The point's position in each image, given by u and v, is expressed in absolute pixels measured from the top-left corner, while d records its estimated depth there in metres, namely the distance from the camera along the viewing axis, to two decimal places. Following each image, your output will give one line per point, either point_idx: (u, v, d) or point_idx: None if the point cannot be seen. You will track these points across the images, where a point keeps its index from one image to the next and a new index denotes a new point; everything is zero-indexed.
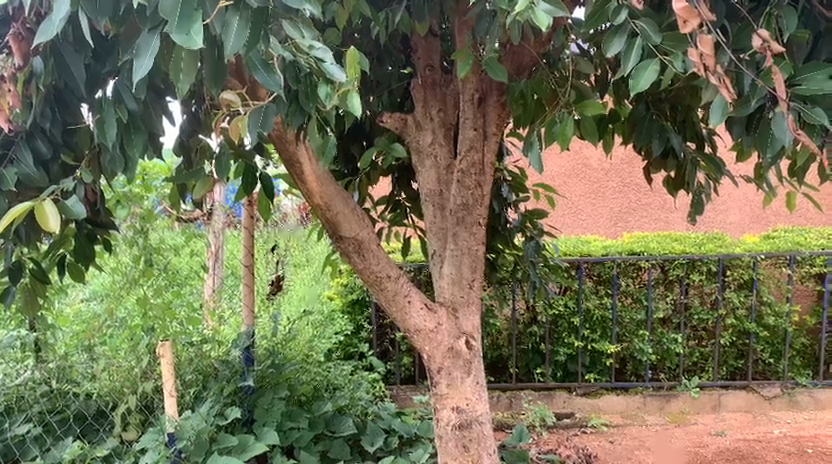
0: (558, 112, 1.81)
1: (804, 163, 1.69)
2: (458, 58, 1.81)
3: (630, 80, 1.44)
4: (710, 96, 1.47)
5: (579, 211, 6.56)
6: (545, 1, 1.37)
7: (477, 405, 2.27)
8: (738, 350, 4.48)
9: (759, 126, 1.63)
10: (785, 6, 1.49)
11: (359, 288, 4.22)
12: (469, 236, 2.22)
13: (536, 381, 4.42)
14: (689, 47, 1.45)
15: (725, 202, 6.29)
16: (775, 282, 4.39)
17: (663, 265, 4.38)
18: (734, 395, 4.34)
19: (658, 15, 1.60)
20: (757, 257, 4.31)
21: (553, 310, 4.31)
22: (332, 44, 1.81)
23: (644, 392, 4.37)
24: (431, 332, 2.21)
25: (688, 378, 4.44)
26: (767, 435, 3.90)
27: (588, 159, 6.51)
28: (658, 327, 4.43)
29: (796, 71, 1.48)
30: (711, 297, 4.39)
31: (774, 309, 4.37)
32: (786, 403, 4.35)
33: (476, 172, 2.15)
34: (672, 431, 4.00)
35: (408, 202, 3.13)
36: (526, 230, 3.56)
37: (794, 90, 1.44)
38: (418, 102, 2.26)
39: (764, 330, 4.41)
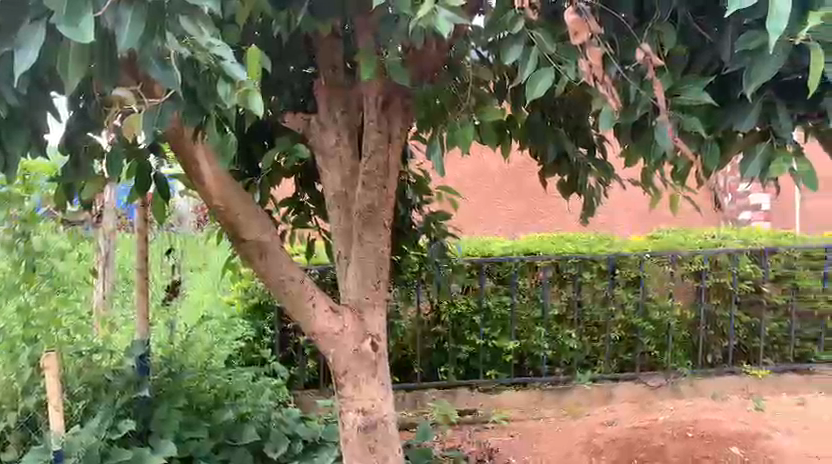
0: (460, 116, 1.86)
1: (682, 169, 1.82)
2: (361, 60, 1.83)
3: (528, 86, 1.51)
4: (598, 105, 1.55)
5: (480, 213, 6.75)
6: (446, 8, 1.42)
7: (383, 405, 2.29)
8: (628, 343, 4.73)
9: (644, 134, 1.74)
10: (664, 22, 1.61)
11: (261, 293, 4.13)
12: (375, 238, 2.22)
13: (440, 380, 4.48)
14: (579, 58, 1.54)
15: (613, 205, 6.67)
16: (659, 279, 4.67)
17: (557, 264, 4.56)
18: (625, 386, 4.57)
19: (553, 25, 1.67)
20: (642, 256, 4.60)
21: (455, 309, 4.43)
22: (230, 42, 1.75)
23: (541, 386, 4.53)
24: (335, 334, 2.21)
25: (582, 372, 4.65)
26: (655, 422, 4.12)
27: (488, 163, 6.71)
28: (554, 324, 4.61)
29: (676, 83, 1.58)
30: (602, 293, 4.63)
31: (657, 304, 4.67)
32: (670, 393, 4.59)
33: (381, 174, 2.16)
34: (569, 423, 4.18)
35: (313, 204, 3.10)
36: (431, 232, 3.64)
37: (675, 101, 1.54)
38: (322, 102, 2.24)
39: (650, 324, 4.69)
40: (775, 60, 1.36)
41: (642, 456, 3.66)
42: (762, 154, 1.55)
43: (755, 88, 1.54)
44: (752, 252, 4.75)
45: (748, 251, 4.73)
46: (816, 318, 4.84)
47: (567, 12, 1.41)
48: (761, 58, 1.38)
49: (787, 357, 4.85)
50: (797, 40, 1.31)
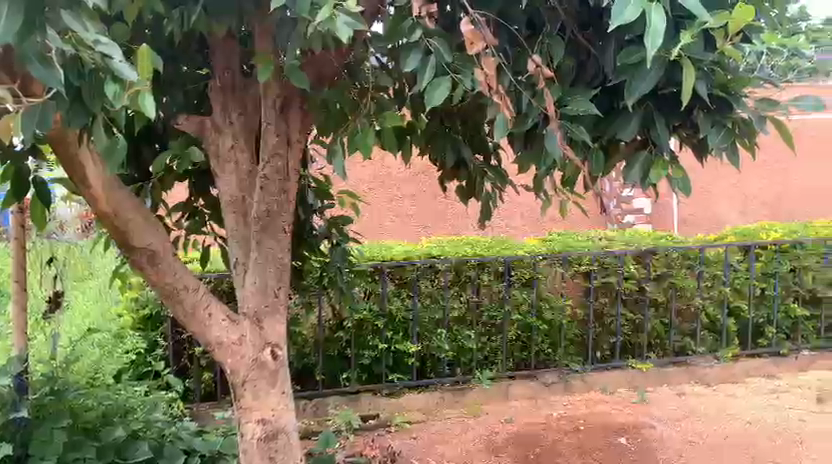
0: (359, 122, 1.87)
1: (571, 176, 1.91)
2: (259, 63, 1.80)
3: (426, 94, 1.53)
4: (493, 113, 1.60)
5: (381, 217, 6.78)
6: (345, 14, 1.44)
7: (284, 415, 2.25)
8: (523, 342, 4.90)
9: (536, 142, 1.81)
10: (554, 36, 1.69)
11: (152, 303, 3.92)
12: (274, 244, 2.18)
13: (343, 386, 4.48)
14: (475, 68, 1.58)
15: (509, 208, 6.90)
16: (552, 279, 4.89)
17: (457, 267, 4.67)
18: (521, 384, 4.73)
19: (451, 34, 1.72)
20: (536, 258, 4.80)
21: (358, 314, 4.39)
22: (118, 40, 1.66)
23: (443, 387, 4.60)
24: (233, 344, 2.15)
25: (481, 372, 4.76)
26: (549, 417, 4.30)
27: (388, 167, 6.77)
28: (454, 326, 4.69)
29: (565, 94, 1.67)
30: (499, 295, 4.77)
31: (550, 303, 4.87)
32: (562, 388, 4.80)
33: (281, 178, 2.13)
34: (469, 421, 4.30)
35: (207, 209, 3.00)
36: (332, 236, 3.62)
37: (564, 110, 1.61)
38: (217, 105, 2.18)
39: (544, 323, 4.87)
40: (653, 74, 1.46)
41: (538, 451, 3.80)
42: (642, 161, 1.68)
43: (636, 100, 1.65)
44: (636, 253, 5.04)
45: (633, 253, 5.01)
46: (692, 313, 5.20)
47: (463, 23, 1.46)
48: (640, 72, 1.48)
49: (667, 351, 5.18)
50: (672, 56, 1.42)
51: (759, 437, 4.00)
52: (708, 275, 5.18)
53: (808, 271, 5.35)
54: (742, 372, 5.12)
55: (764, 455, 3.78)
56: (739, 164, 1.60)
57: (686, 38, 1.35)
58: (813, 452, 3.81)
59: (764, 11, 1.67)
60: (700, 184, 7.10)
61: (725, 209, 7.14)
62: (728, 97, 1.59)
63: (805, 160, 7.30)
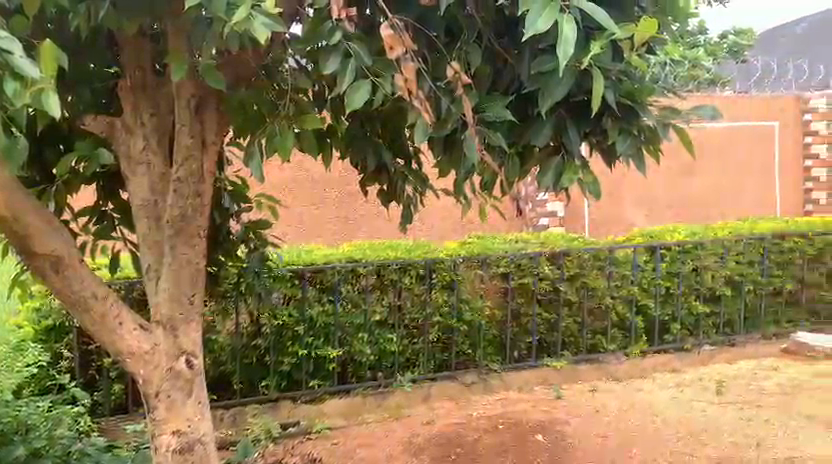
0: (278, 124, 1.84)
1: (489, 180, 1.94)
2: (172, 62, 1.75)
3: (347, 97, 1.54)
4: (413, 118, 1.62)
5: (301, 221, 6.69)
6: (263, 14, 1.42)
7: (200, 425, 2.18)
8: (443, 344, 4.95)
9: (455, 147, 1.84)
10: (471, 44, 1.74)
11: (56, 313, 3.74)
12: (189, 249, 2.12)
13: (261, 394, 4.39)
14: (394, 72, 1.60)
15: (429, 211, 6.97)
16: (470, 282, 4.98)
17: (378, 270, 4.67)
18: (442, 386, 4.79)
19: (370, 39, 1.72)
20: (456, 260, 4.87)
21: (277, 320, 4.32)
22: (18, 34, 1.56)
23: (364, 392, 4.58)
24: (146, 354, 2.08)
25: (403, 374, 4.77)
26: (469, 417, 4.37)
27: (308, 170, 6.71)
28: (375, 329, 4.68)
29: (482, 100, 1.71)
30: (420, 297, 4.80)
31: (469, 304, 4.95)
32: (481, 388, 4.90)
33: (195, 181, 2.06)
34: (390, 425, 4.31)
35: (117, 213, 2.86)
36: (250, 241, 3.54)
37: (481, 117, 1.66)
38: (127, 104, 2.11)
39: (464, 324, 4.94)
40: (564, 82, 1.52)
41: (458, 451, 3.85)
42: (556, 167, 1.74)
43: (549, 107, 1.71)
44: (550, 254, 5.20)
45: (547, 254, 5.18)
46: (603, 312, 5.41)
47: (382, 27, 1.48)
48: (552, 79, 1.54)
49: (581, 349, 5.37)
50: (582, 66, 1.48)
51: (665, 427, 4.21)
52: (617, 275, 5.42)
53: (707, 269, 5.69)
54: (649, 368, 5.37)
55: (670, 445, 3.98)
56: (643, 170, 1.69)
57: (596, 49, 1.42)
58: (713, 439, 4.05)
59: (669, 24, 1.76)
60: (609, 187, 7.42)
61: (632, 211, 7.50)
62: (634, 105, 1.66)
63: (703, 166, 7.76)
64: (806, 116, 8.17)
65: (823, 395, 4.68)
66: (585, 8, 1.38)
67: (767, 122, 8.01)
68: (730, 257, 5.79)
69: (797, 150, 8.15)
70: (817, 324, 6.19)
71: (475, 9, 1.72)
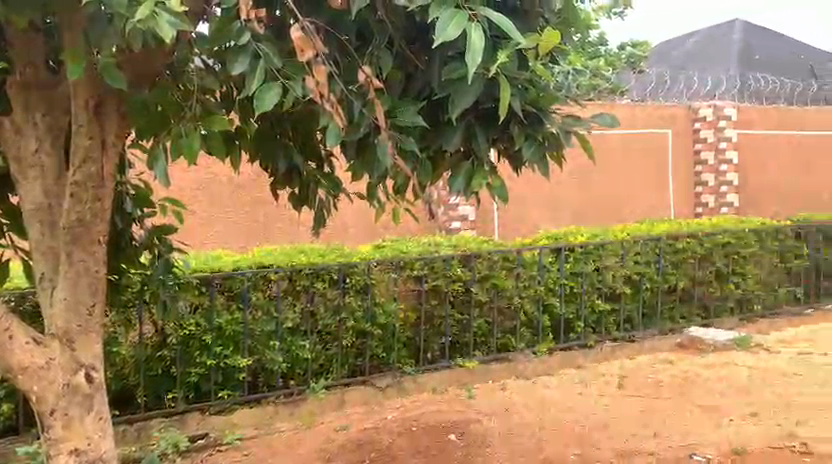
0: (184, 125, 1.79)
1: (401, 184, 1.95)
2: (68, 59, 1.65)
3: (257, 99, 1.50)
4: (324, 122, 1.61)
5: (209, 226, 6.48)
6: (168, 12, 1.37)
7: (101, 443, 2.06)
8: (357, 349, 4.92)
9: (367, 151, 1.84)
10: (383, 48, 1.74)
11: None
12: (88, 257, 2.01)
13: (167, 407, 4.23)
14: (305, 75, 1.59)
15: (342, 215, 6.93)
16: (384, 285, 4.98)
17: (290, 276, 4.61)
18: (356, 391, 4.77)
19: (281, 41, 1.70)
20: (369, 264, 4.86)
21: (184, 330, 4.18)
22: None
23: (276, 401, 4.49)
24: (40, 369, 1.96)
25: (316, 381, 4.72)
26: (384, 421, 4.37)
27: (216, 173, 6.51)
28: (287, 336, 4.59)
29: (395, 105, 1.71)
30: (334, 302, 4.76)
31: (383, 308, 4.93)
32: (395, 391, 4.91)
33: (94, 184, 1.95)
34: (303, 433, 4.25)
35: (5, 218, 2.66)
36: (154, 246, 3.39)
37: (393, 121, 1.67)
38: (17, 104, 1.99)
39: (378, 328, 4.93)
40: (473, 89, 1.55)
41: (373, 456, 3.84)
42: (466, 171, 1.78)
43: (458, 113, 1.75)
44: (461, 255, 5.30)
45: (458, 256, 5.27)
46: (512, 312, 5.56)
47: (293, 29, 1.47)
48: (462, 86, 1.57)
49: (491, 349, 5.49)
50: (489, 73, 1.52)
51: (572, 422, 4.38)
52: (525, 276, 5.58)
53: (608, 269, 5.97)
54: (556, 365, 5.57)
55: (577, 439, 4.12)
56: (548, 174, 1.75)
57: (503, 57, 1.46)
58: (616, 431, 4.24)
59: (572, 34, 1.83)
60: (517, 191, 7.64)
61: (537, 214, 7.76)
62: (539, 113, 1.72)
63: (604, 170, 8.13)
64: (695, 125, 8.73)
65: (713, 385, 5.01)
66: (493, 18, 1.42)
67: (662, 129, 8.50)
68: (628, 257, 6.09)
69: (688, 156, 8.70)
70: (707, 319, 6.62)
71: (386, 14, 1.73)
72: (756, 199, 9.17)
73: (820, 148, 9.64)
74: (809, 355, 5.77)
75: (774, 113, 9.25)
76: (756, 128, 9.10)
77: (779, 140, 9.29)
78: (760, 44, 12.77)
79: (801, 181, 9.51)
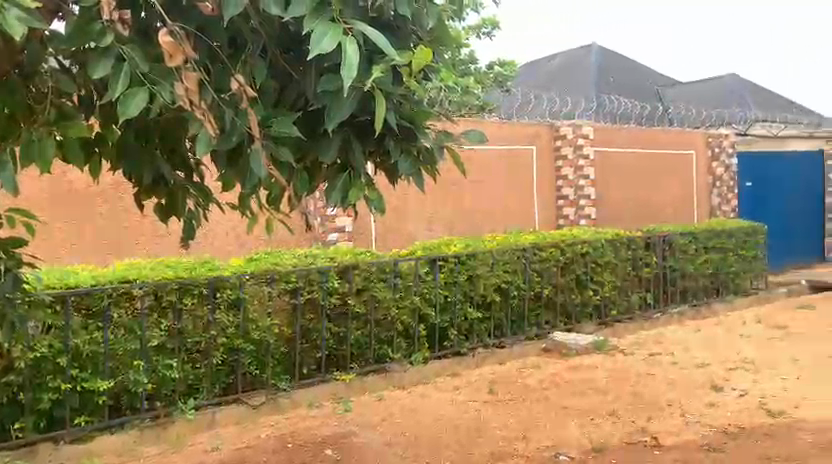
0: (36, 131, 1.64)
1: (276, 195, 1.91)
2: None
3: (119, 105, 1.42)
4: (194, 129, 1.54)
5: (64, 239, 6.00)
6: (17, 8, 1.27)
7: None
8: (228, 366, 4.75)
9: (240, 162, 1.77)
10: (256, 57, 1.71)
11: None
12: None
13: (13, 440, 3.90)
14: (174, 81, 1.52)
15: (212, 228, 6.68)
16: (259, 300, 4.84)
17: (156, 291, 4.38)
18: (228, 410, 4.59)
19: (147, 44, 1.62)
20: (242, 278, 4.73)
21: (35, 353, 3.85)
22: None
23: (141, 424, 4.25)
24: None
25: (184, 402, 4.50)
26: (258, 439, 4.25)
27: (73, 183, 6.06)
28: (153, 356, 4.35)
29: (269, 115, 1.68)
30: (203, 320, 4.57)
31: (257, 324, 4.80)
32: (270, 408, 4.77)
33: None
34: (170, 457, 4.02)
35: None
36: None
37: (268, 131, 1.64)
38: None
39: (251, 344, 4.78)
40: (348, 102, 1.56)
41: None
42: (343, 184, 1.78)
43: (335, 125, 1.75)
44: (337, 268, 5.29)
45: (334, 268, 5.25)
46: (389, 323, 5.59)
47: (161, 34, 1.45)
48: (337, 99, 1.57)
49: (367, 360, 5.50)
50: (365, 87, 1.53)
51: (447, 429, 4.47)
52: (401, 287, 5.65)
53: (480, 278, 6.18)
54: (431, 373, 5.66)
55: (452, 446, 4.22)
56: (422, 187, 1.79)
57: (377, 72, 1.48)
58: (489, 435, 4.39)
59: (443, 52, 1.89)
60: (393, 203, 7.73)
61: (412, 225, 7.89)
62: (413, 128, 1.76)
63: (475, 184, 8.44)
64: (558, 142, 9.28)
65: (575, 387, 5.32)
66: (366, 33, 1.44)
67: (527, 145, 8.96)
68: (499, 266, 6.35)
69: (551, 171, 9.22)
70: (569, 324, 7.03)
71: (259, 23, 1.69)
72: (608, 211, 9.83)
73: (665, 165, 10.58)
74: (658, 355, 6.29)
75: (625, 132, 10.05)
76: (610, 146, 9.83)
77: (630, 157, 10.09)
78: (613, 68, 13.84)
79: (650, 195, 10.37)
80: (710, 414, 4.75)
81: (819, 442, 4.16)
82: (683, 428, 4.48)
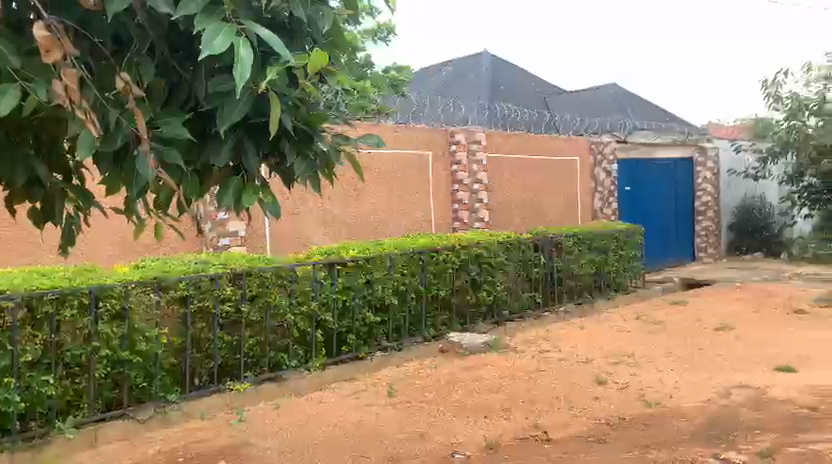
0: None
1: (164, 198, 1.82)
2: None
3: None
4: (75, 129, 1.45)
5: None
6: None
7: None
8: (113, 380, 4.49)
9: (125, 164, 1.68)
10: (143, 55, 1.64)
11: None
12: None
13: None
14: (52, 78, 1.42)
15: (94, 234, 6.29)
16: (145, 309, 4.62)
17: (29, 303, 4.09)
18: (112, 426, 4.33)
19: (21, 38, 1.50)
20: (127, 286, 4.50)
21: None
22: None
23: (12, 447, 3.94)
24: None
25: (62, 420, 4.22)
26: (145, 455, 4.06)
27: None
28: (26, 372, 4.05)
29: (157, 115, 1.62)
30: (83, 331, 4.31)
31: (144, 334, 4.54)
32: (159, 422, 4.54)
33: None
34: None
35: None
36: None
37: (157, 133, 1.57)
38: None
39: (137, 356, 4.53)
40: (242, 103, 1.52)
41: None
42: (236, 186, 1.73)
43: (228, 127, 1.70)
44: (231, 274, 5.14)
45: (227, 273, 5.10)
46: (285, 329, 5.50)
47: (35, 27, 1.35)
48: (231, 100, 1.53)
49: (263, 369, 5.38)
50: (259, 89, 1.50)
51: (345, 434, 4.47)
52: (297, 293, 5.58)
53: (377, 282, 6.21)
54: (330, 379, 5.58)
55: (351, 450, 4.21)
56: (318, 190, 1.78)
57: (273, 75, 1.46)
58: (387, 438, 4.41)
59: (339, 56, 1.89)
60: (289, 206, 7.61)
61: (308, 229, 7.79)
62: (309, 130, 1.74)
63: (373, 188, 8.46)
64: (452, 147, 9.47)
65: (470, 386, 5.45)
66: (262, 35, 1.41)
67: (423, 150, 9.09)
68: (396, 269, 6.41)
69: (446, 175, 9.41)
70: (464, 325, 7.20)
71: (146, 18, 1.59)
72: (500, 213, 10.17)
73: (553, 170, 11.08)
74: (547, 352, 6.57)
75: (516, 138, 10.42)
76: (502, 152, 10.18)
77: (520, 162, 10.49)
78: (503, 76, 14.33)
79: (538, 198, 10.82)
80: (596, 406, 5.01)
81: (690, 428, 4.50)
82: (570, 421, 4.71)
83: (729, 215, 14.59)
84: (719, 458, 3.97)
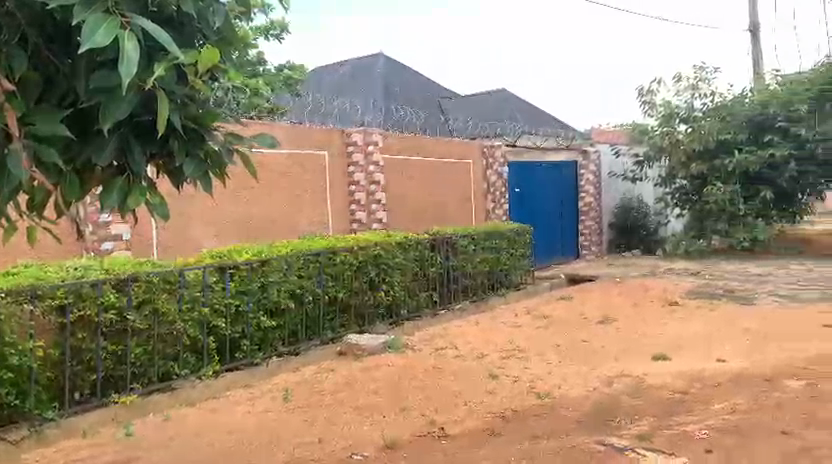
0: None
1: (39, 199, 1.70)
2: None
3: None
4: None
5: None
6: None
7: None
8: None
9: None
10: (14, 46, 1.53)
11: None
12: None
13: None
14: None
15: None
16: (16, 320, 4.28)
17: None
18: None
19: None
20: None
21: None
22: None
23: None
24: None
25: None
26: None
27: None
28: None
29: (30, 112, 1.50)
30: None
31: (16, 347, 4.23)
32: (34, 442, 4.24)
33: None
34: None
35: None
36: None
37: (31, 131, 1.46)
38: None
39: (8, 372, 4.21)
40: (128, 102, 1.45)
41: None
42: (121, 188, 1.64)
43: (111, 125, 1.60)
44: (115, 280, 4.85)
45: (110, 279, 4.82)
46: (175, 337, 5.26)
47: None
48: (115, 98, 1.45)
49: (151, 379, 5.13)
50: (147, 85, 1.43)
51: (241, 441, 4.34)
52: (187, 298, 5.36)
53: (273, 285, 6.08)
54: (223, 386, 5.41)
55: (247, 458, 4.10)
56: (209, 191, 1.71)
57: (162, 71, 1.40)
58: (284, 443, 4.33)
59: (232, 52, 1.83)
60: (179, 208, 7.31)
61: (200, 231, 7.52)
62: (200, 129, 1.67)
63: (267, 190, 8.28)
64: (349, 147, 9.42)
65: (368, 387, 5.46)
66: (149, 29, 1.35)
67: (320, 151, 9.00)
68: (292, 272, 6.30)
69: (343, 176, 9.36)
70: (362, 326, 7.20)
71: (16, 6, 1.53)
72: (396, 215, 10.24)
73: (447, 172, 11.30)
74: (444, 350, 6.69)
75: (411, 140, 10.53)
76: (397, 153, 10.25)
77: (415, 164, 10.60)
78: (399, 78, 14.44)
79: (433, 199, 11.00)
80: (490, 400, 5.17)
81: (577, 417, 4.74)
82: (465, 415, 4.83)
83: (611, 214, 15.44)
84: (602, 444, 4.20)
